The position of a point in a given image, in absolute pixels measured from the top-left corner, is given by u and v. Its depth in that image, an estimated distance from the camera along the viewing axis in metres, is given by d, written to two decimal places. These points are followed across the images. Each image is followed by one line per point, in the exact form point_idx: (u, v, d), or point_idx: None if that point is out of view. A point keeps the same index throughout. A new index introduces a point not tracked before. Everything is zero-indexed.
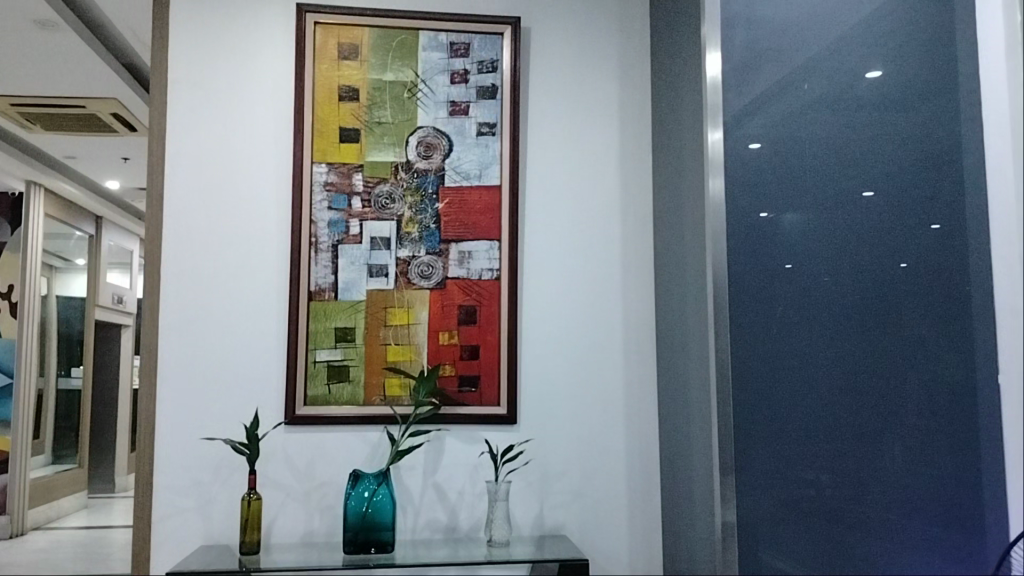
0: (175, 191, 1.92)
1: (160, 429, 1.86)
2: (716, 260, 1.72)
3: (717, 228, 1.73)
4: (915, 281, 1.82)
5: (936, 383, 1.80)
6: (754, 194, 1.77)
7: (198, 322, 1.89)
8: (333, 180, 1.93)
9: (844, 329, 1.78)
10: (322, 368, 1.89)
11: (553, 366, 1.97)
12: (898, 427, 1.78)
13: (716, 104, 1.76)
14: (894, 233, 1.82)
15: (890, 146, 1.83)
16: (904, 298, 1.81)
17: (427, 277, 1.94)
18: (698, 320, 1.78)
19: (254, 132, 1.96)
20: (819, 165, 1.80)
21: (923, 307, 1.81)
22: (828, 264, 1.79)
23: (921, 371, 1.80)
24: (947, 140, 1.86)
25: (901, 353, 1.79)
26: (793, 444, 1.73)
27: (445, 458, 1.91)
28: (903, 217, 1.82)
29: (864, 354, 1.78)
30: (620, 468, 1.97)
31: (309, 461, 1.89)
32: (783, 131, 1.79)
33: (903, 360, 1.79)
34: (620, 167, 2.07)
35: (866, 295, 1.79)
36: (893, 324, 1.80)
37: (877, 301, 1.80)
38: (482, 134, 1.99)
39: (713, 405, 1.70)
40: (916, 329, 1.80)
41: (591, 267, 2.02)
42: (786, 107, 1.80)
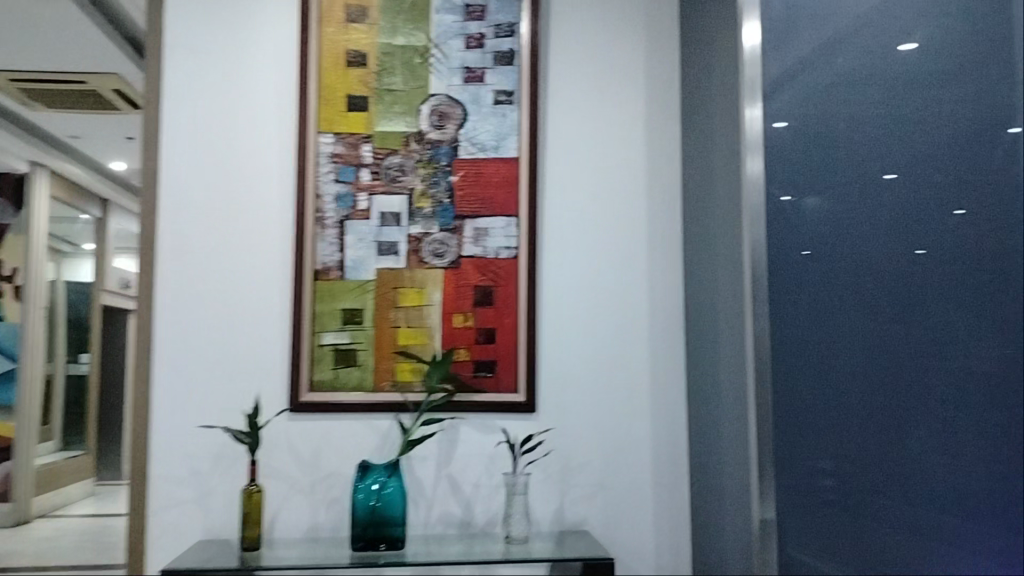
0: (173, 163, 1.80)
1: (155, 415, 1.75)
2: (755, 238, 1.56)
3: (756, 211, 1.56)
4: (943, 271, 1.56)
5: (972, 397, 1.53)
6: (781, 167, 1.58)
7: (196, 303, 1.78)
8: (340, 151, 1.81)
9: (855, 322, 1.57)
10: (328, 352, 1.78)
11: (573, 352, 1.84)
12: (919, 438, 1.54)
13: (754, 79, 1.58)
14: (914, 215, 1.57)
15: (907, 118, 1.59)
16: (933, 291, 1.56)
17: (440, 256, 1.82)
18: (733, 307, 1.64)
19: (257, 100, 1.83)
20: (843, 149, 1.59)
21: (954, 304, 1.55)
22: (847, 252, 1.58)
23: (949, 380, 1.54)
24: (988, 115, 1.57)
25: (929, 359, 1.55)
26: (820, 441, 1.54)
27: (459, 448, 1.79)
28: (922, 203, 1.58)
29: (877, 351, 1.56)
30: (646, 460, 1.84)
31: (314, 450, 1.77)
32: (806, 103, 1.59)
33: (928, 364, 1.55)
34: (646, 140, 1.93)
35: (881, 283, 1.57)
36: (913, 321, 1.56)
37: (896, 293, 1.57)
38: (500, 103, 1.85)
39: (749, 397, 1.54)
40: (935, 329, 1.55)
41: (615, 248, 1.89)
42: (815, 75, 1.60)
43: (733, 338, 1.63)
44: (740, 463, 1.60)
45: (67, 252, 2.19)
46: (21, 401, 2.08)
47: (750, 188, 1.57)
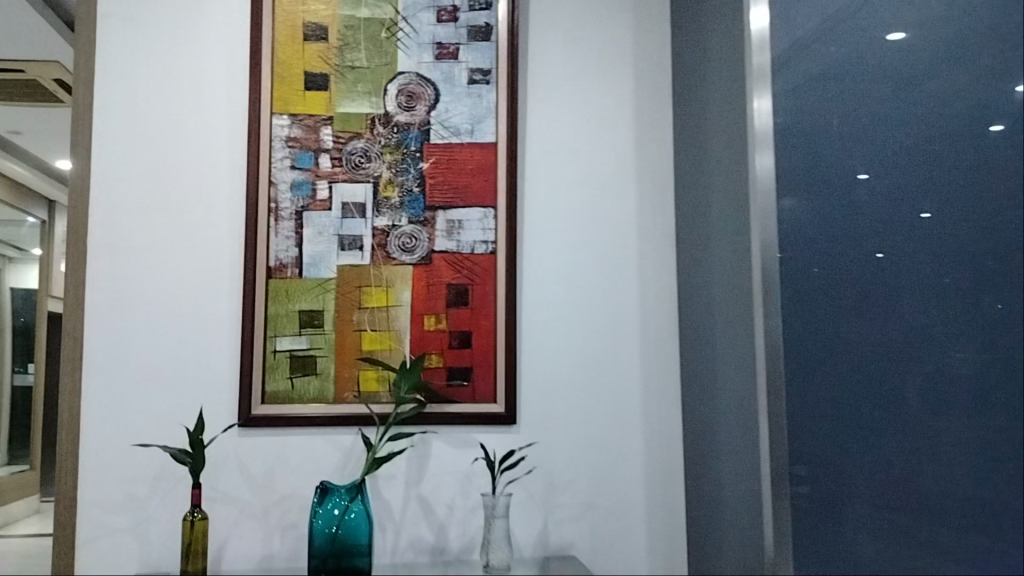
0: (107, 149, 1.60)
1: (85, 432, 1.54)
2: (766, 239, 1.39)
3: (766, 211, 1.39)
4: (948, 272, 1.13)
5: (956, 435, 1.10)
6: (787, 159, 1.37)
7: (132, 305, 1.58)
8: (296, 135, 1.62)
9: (831, 337, 1.29)
10: (284, 358, 1.59)
11: (556, 357, 1.67)
12: (899, 476, 1.18)
13: (763, 67, 1.43)
14: (884, 212, 1.23)
15: (890, 90, 1.23)
16: (903, 302, 1.19)
17: (409, 251, 1.64)
18: (743, 307, 1.45)
19: (205, 78, 1.64)
20: (818, 138, 1.33)
21: (930, 318, 1.15)
22: (819, 255, 1.32)
23: (929, 413, 1.14)
24: (971, 93, 1.10)
25: (909, 389, 1.17)
26: (819, 465, 1.29)
27: (431, 466, 1.61)
28: (900, 193, 1.21)
29: (846, 374, 1.27)
30: (638, 477, 1.67)
31: (268, 469, 1.58)
32: (798, 92, 1.37)
33: (893, 394, 1.20)
34: (636, 123, 1.75)
35: (858, 289, 1.26)
36: (891, 334, 1.21)
37: (873, 301, 1.24)
38: (475, 83, 1.67)
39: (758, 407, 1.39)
40: (919, 356, 1.16)
41: (603, 243, 1.71)
42: (801, 61, 1.37)
43: (738, 342, 1.46)
44: (743, 481, 1.44)
45: (15, 258, 1.62)
46: None
47: (760, 188, 1.41)
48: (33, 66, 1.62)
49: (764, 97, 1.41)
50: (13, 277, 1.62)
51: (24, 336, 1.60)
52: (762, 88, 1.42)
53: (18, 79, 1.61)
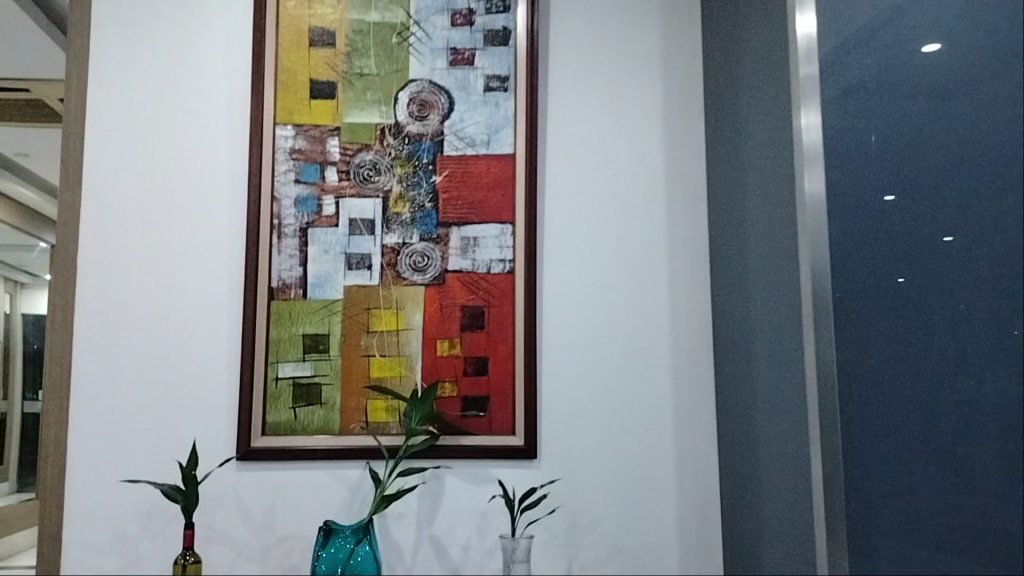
0: (98, 162, 1.50)
1: (72, 465, 1.43)
2: (816, 255, 1.22)
3: (818, 233, 1.22)
4: (970, 297, 1.00)
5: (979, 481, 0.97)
6: (839, 175, 1.20)
7: (123, 327, 1.47)
8: (301, 147, 1.52)
9: (875, 382, 1.12)
10: (286, 386, 1.47)
11: (581, 385, 1.54)
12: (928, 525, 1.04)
13: (811, 74, 1.26)
14: (905, 238, 1.09)
15: (930, 94, 1.06)
16: (932, 339, 1.04)
17: (421, 270, 1.52)
18: (793, 331, 1.29)
19: (203, 87, 1.54)
20: (853, 152, 1.18)
21: (958, 356, 1.01)
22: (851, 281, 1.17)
23: (954, 453, 1.00)
24: (991, 95, 0.98)
25: (943, 438, 1.02)
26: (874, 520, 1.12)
27: (445, 504, 1.48)
28: (919, 218, 1.07)
29: (888, 423, 1.10)
30: (670, 515, 1.53)
31: (268, 507, 1.45)
32: (851, 97, 1.19)
33: (932, 444, 1.03)
34: (665, 133, 1.63)
35: (897, 330, 1.10)
36: (918, 374, 1.06)
37: (905, 338, 1.09)
38: (491, 90, 1.56)
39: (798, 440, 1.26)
40: (941, 398, 1.02)
41: (630, 262, 1.59)
42: (857, 59, 1.18)
43: (782, 369, 1.32)
44: (787, 525, 1.30)
45: (26, 283, 1.49)
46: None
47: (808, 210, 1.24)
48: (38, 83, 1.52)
49: (812, 111, 1.25)
50: (24, 303, 1.48)
51: (35, 363, 1.47)
52: (810, 102, 1.25)
53: (21, 98, 1.53)
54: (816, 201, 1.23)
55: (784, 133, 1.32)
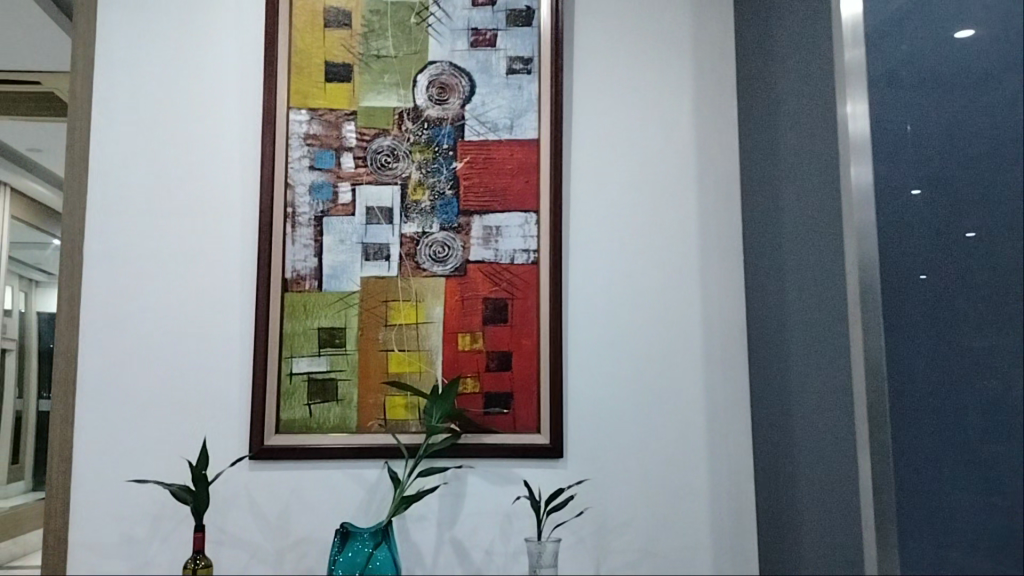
0: (106, 149, 1.44)
1: (78, 464, 1.37)
2: (866, 250, 1.12)
3: (866, 227, 1.12)
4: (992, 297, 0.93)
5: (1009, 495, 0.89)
6: (888, 166, 1.08)
7: (130, 321, 1.41)
8: (316, 132, 1.46)
9: (922, 388, 1.02)
10: (301, 382, 1.41)
11: (608, 381, 1.47)
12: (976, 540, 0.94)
13: (856, 62, 1.14)
14: (928, 234, 1.01)
15: (981, 74, 0.94)
16: (976, 342, 0.94)
17: (441, 261, 1.45)
18: (839, 325, 1.19)
19: (214, 71, 1.48)
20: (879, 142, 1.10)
21: (1004, 361, 0.91)
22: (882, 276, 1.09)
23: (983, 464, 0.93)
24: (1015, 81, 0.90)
25: (994, 453, 0.92)
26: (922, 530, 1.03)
27: (467, 505, 1.41)
28: (940, 213, 1.00)
29: (933, 432, 1.00)
30: (703, 518, 1.45)
31: (282, 508, 1.39)
32: (894, 77, 1.07)
33: (971, 457, 0.94)
34: (696, 117, 1.55)
35: (922, 331, 1.02)
36: (942, 379, 0.99)
37: (930, 340, 1.01)
38: (514, 72, 1.49)
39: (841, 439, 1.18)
40: (987, 408, 0.92)
41: (660, 252, 1.51)
42: (902, 36, 1.06)
43: (826, 366, 1.23)
44: (831, 532, 1.21)
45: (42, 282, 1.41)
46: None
47: (855, 204, 1.14)
48: (42, 73, 1.44)
49: (859, 98, 1.13)
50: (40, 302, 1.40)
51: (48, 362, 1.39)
52: (858, 89, 1.14)
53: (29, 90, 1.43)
54: (864, 192, 1.12)
55: (829, 112, 1.23)
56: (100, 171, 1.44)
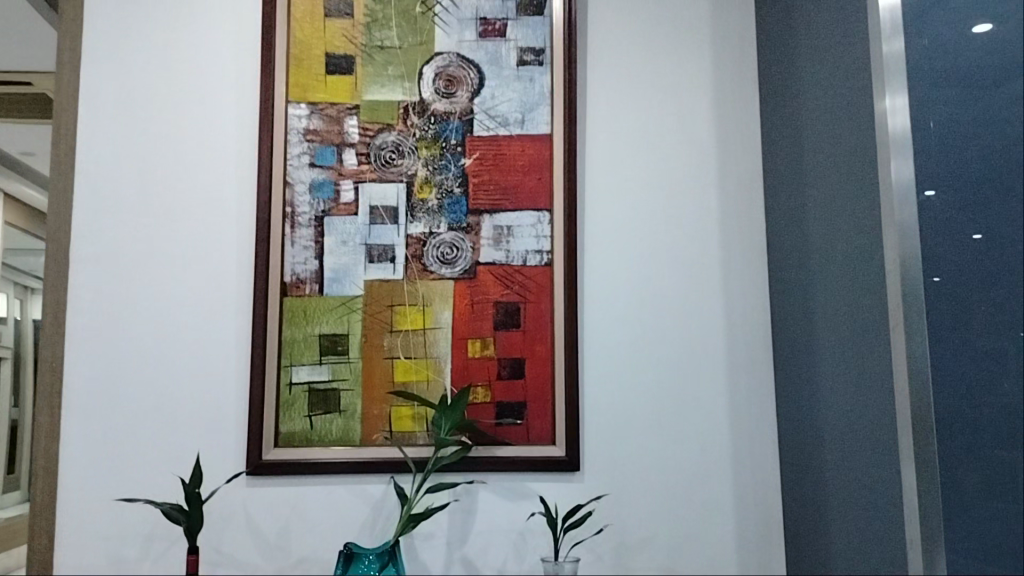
0: (94, 145, 1.36)
1: (64, 481, 1.28)
2: (907, 248, 1.00)
3: (908, 227, 1.00)
4: (1007, 307, 0.89)
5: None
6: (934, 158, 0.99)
7: (118, 328, 1.33)
8: (316, 127, 1.38)
9: (963, 395, 0.93)
10: (301, 392, 1.33)
11: (626, 389, 1.39)
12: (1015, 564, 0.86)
13: (895, 49, 1.03)
14: (934, 239, 0.98)
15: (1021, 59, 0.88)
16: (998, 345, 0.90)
17: (449, 263, 1.37)
18: (880, 326, 1.07)
19: (208, 63, 1.40)
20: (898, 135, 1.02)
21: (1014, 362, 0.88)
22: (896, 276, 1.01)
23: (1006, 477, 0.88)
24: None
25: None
26: None
27: (479, 522, 1.33)
28: (949, 218, 0.97)
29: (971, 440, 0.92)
30: (728, 534, 1.37)
31: (282, 527, 1.31)
32: (934, 58, 0.98)
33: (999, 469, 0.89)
34: (715, 110, 1.47)
35: (945, 340, 0.96)
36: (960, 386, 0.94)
37: (954, 345, 0.95)
38: (525, 64, 1.41)
39: (871, 452, 1.10)
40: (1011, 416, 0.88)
41: (679, 252, 1.43)
42: (942, 13, 0.98)
43: (860, 373, 1.13)
44: (868, 554, 1.11)
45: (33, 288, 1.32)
46: None
47: (895, 203, 1.02)
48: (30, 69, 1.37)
49: (898, 90, 1.02)
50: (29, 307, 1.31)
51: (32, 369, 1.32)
52: (897, 81, 1.03)
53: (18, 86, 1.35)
54: (905, 191, 1.01)
55: (862, 94, 1.12)
56: (88, 169, 1.36)
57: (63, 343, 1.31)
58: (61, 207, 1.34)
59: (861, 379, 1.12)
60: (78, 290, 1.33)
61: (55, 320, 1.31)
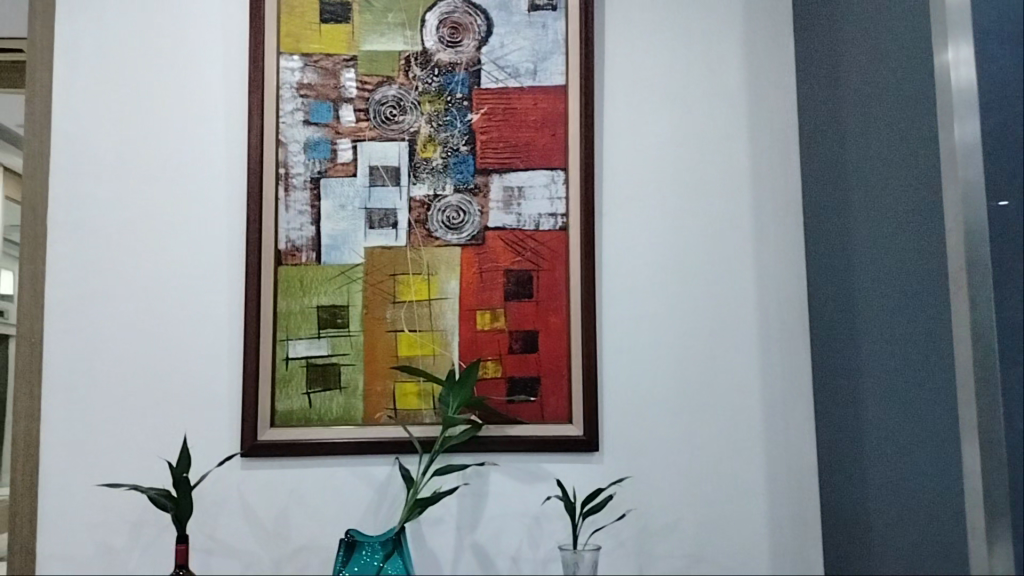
0: (71, 102, 1.26)
1: (46, 465, 1.20)
2: (971, 209, 0.88)
3: (972, 182, 0.88)
4: None
5: None
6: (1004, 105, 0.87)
7: (100, 301, 1.23)
8: (310, 81, 1.27)
9: None
10: (299, 368, 1.23)
11: (649, 363, 1.29)
12: None
13: None
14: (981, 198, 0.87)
15: None
16: None
17: (456, 227, 1.27)
18: (938, 288, 0.95)
19: (193, 13, 1.29)
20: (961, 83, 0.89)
21: None
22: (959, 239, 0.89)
23: None
24: None
25: None
26: None
27: (491, 508, 1.24)
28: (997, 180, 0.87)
29: None
30: (758, 519, 1.27)
31: (279, 513, 1.22)
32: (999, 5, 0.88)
33: None
34: (747, 61, 1.34)
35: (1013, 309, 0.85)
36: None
37: None
38: (537, 9, 1.30)
39: (919, 433, 0.99)
40: None
41: (706, 215, 1.32)
42: None
43: (908, 341, 1.01)
44: (913, 540, 1.00)
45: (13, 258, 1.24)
46: None
47: (957, 156, 0.89)
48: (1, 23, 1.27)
49: (962, 38, 0.89)
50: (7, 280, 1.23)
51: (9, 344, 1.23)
52: (960, 27, 0.89)
53: None
54: (968, 149, 0.88)
55: (918, 31, 0.99)
56: (63, 130, 1.26)
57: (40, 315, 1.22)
58: (36, 170, 1.24)
59: (908, 353, 1.01)
60: (56, 261, 1.23)
61: (33, 292, 1.22)
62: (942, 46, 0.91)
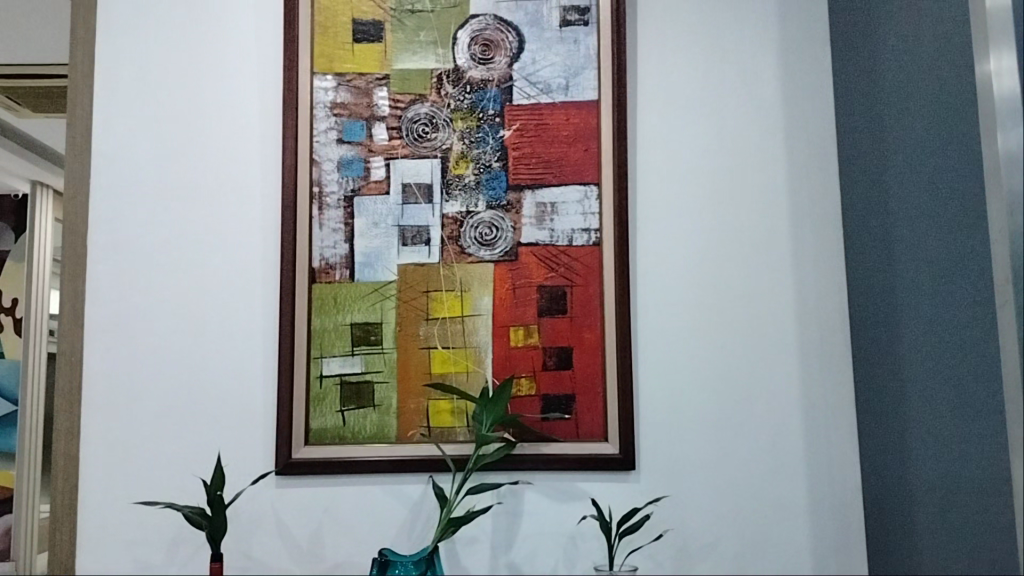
0: (112, 125, 1.28)
1: (86, 480, 1.21)
2: None
3: None
4: None
5: None
6: None
7: (139, 320, 1.25)
8: (343, 100, 1.28)
9: None
10: (332, 386, 1.23)
11: (686, 380, 1.26)
12: None
13: None
14: None
15: None
16: None
17: (488, 243, 1.26)
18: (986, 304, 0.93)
19: (230, 36, 1.31)
20: None
21: None
22: None
23: None
24: None
25: None
26: None
27: (525, 527, 1.22)
28: None
29: None
30: (800, 539, 1.24)
31: (314, 531, 1.22)
32: None
33: None
34: (782, 73, 1.32)
35: None
36: None
37: None
38: (569, 24, 1.29)
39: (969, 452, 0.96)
40: None
41: (742, 228, 1.30)
42: None
43: (954, 355, 0.98)
44: (959, 560, 0.97)
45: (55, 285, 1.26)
46: (28, 453, 1.23)
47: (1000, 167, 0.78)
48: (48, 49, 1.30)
49: None
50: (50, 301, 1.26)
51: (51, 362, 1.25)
52: None
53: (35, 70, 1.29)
54: None
55: (961, 38, 0.96)
56: (101, 152, 1.28)
57: (78, 333, 1.24)
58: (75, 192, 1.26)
59: (956, 369, 0.98)
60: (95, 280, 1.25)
61: (72, 311, 1.24)
62: (985, 54, 0.81)
